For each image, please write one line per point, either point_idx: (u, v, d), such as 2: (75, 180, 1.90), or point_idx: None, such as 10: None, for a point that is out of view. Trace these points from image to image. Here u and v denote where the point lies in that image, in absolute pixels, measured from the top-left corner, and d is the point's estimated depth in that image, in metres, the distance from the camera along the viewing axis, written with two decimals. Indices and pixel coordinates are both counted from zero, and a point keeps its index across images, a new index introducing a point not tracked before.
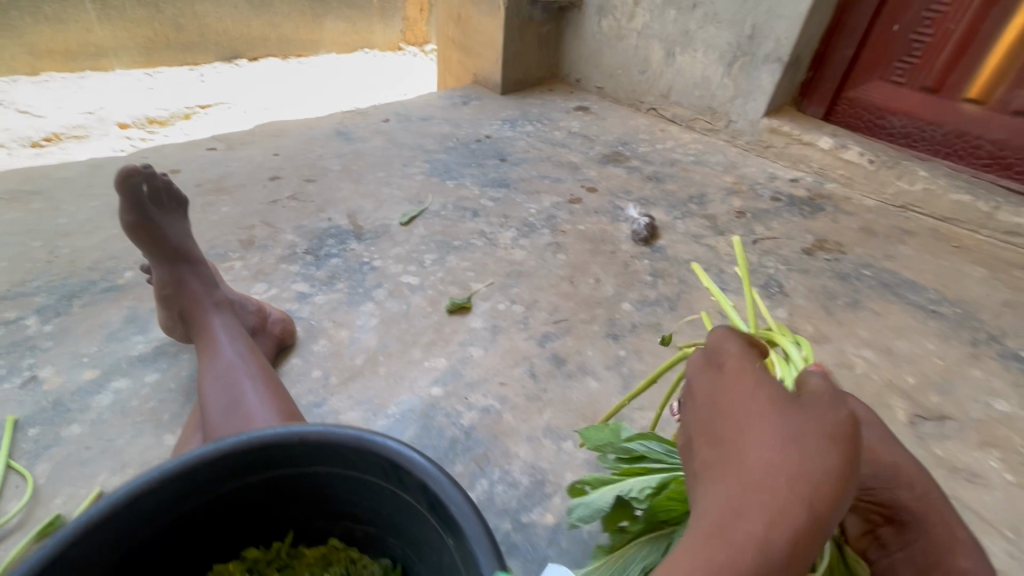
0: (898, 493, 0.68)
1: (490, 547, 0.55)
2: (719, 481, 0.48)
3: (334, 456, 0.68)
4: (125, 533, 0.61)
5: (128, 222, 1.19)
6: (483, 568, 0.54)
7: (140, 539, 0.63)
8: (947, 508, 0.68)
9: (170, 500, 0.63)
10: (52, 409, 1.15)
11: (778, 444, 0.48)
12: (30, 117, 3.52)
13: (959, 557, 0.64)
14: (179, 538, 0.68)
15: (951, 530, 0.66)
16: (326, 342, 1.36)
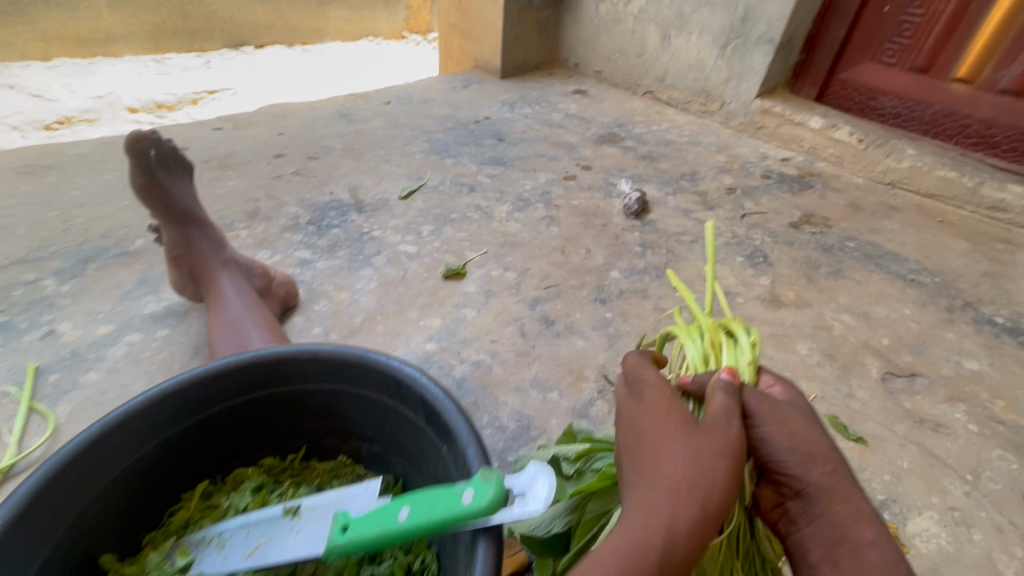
0: (807, 469, 0.59)
1: (478, 444, 0.61)
2: (642, 486, 0.54)
3: (342, 373, 0.75)
4: (156, 429, 0.69)
5: (139, 185, 1.27)
6: (471, 461, 0.60)
7: (169, 437, 0.71)
8: (852, 483, 0.60)
9: (196, 403, 0.71)
10: (70, 358, 1.22)
11: (697, 456, 0.54)
12: (43, 101, 3.62)
13: (864, 529, 0.57)
14: (203, 443, 0.76)
15: (856, 500, 0.59)
16: (327, 303, 1.43)
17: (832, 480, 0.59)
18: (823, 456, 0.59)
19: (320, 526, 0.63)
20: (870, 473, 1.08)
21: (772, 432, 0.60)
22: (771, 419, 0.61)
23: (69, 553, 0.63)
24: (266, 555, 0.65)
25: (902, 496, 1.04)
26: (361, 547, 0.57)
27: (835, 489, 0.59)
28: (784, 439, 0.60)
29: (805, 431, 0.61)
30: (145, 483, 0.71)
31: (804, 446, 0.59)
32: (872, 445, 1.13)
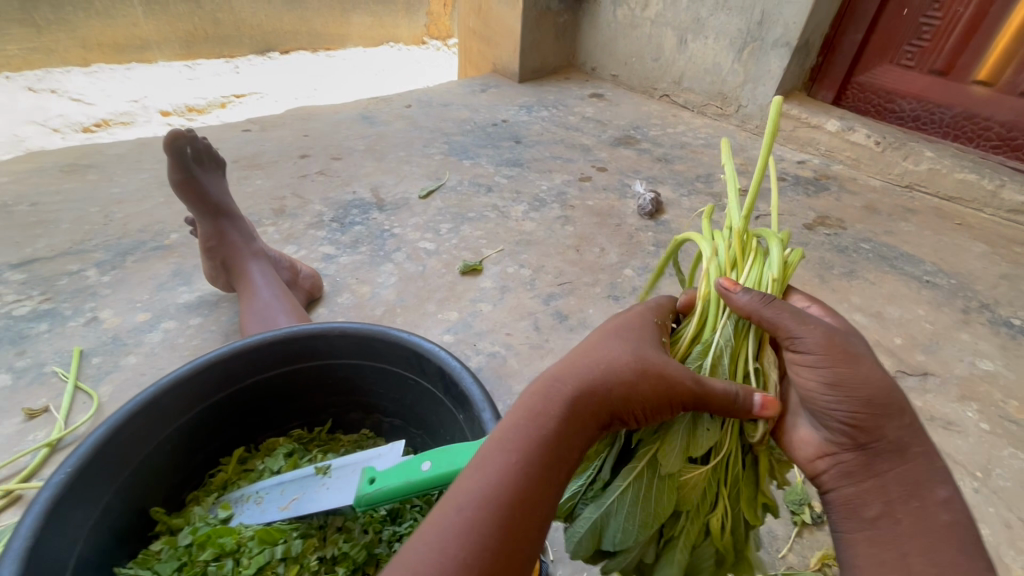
0: (881, 422, 0.56)
1: (494, 411, 0.68)
2: (562, 367, 0.58)
3: (368, 350, 0.83)
4: (203, 395, 0.76)
5: (175, 180, 1.34)
6: (487, 425, 0.67)
7: (214, 403, 0.78)
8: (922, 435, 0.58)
9: (238, 372, 0.78)
10: (111, 343, 1.30)
11: (622, 353, 0.58)
12: (82, 105, 3.78)
13: (938, 486, 0.56)
14: (242, 411, 0.83)
15: (930, 457, 0.57)
16: (350, 296, 1.49)
17: (906, 434, 0.57)
18: (898, 410, 0.56)
19: (349, 479, 0.70)
20: None
21: (854, 386, 0.56)
22: (846, 368, 0.56)
23: (127, 502, 0.70)
24: (301, 507, 0.72)
25: None
26: (389, 497, 0.62)
27: (905, 446, 0.57)
28: (861, 391, 0.56)
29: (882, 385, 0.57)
30: (190, 444, 0.78)
31: (880, 401, 0.56)
32: None
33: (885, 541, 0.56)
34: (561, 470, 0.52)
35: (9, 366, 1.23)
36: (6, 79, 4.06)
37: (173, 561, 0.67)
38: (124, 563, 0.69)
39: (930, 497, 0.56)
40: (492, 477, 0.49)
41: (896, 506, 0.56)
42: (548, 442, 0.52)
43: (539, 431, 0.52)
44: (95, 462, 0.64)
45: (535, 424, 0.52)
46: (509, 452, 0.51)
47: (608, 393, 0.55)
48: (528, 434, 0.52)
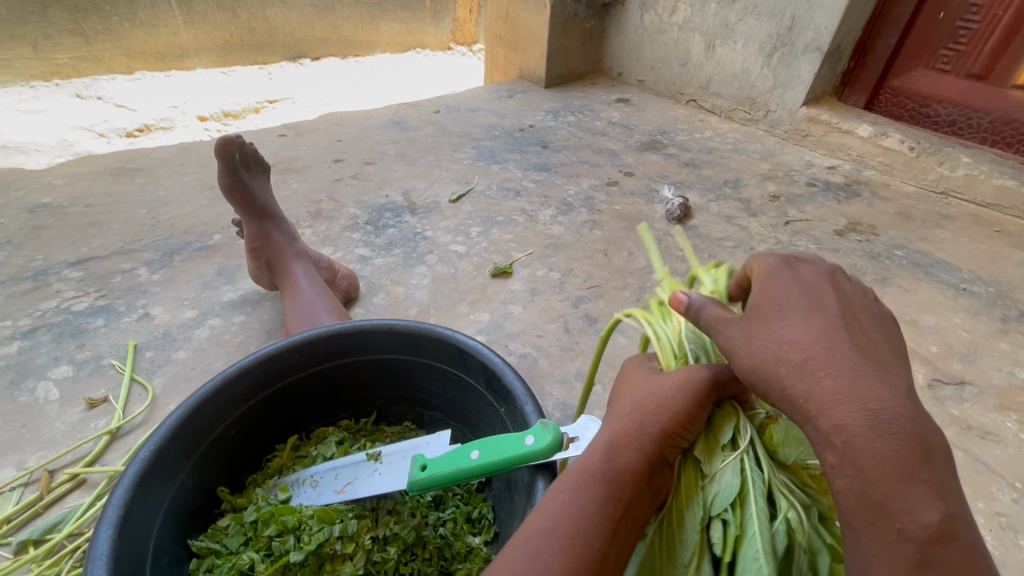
0: (793, 389, 0.54)
1: (536, 406, 0.71)
2: (607, 421, 0.66)
3: (413, 345, 0.87)
4: (262, 386, 0.81)
5: (224, 183, 1.41)
6: (531, 419, 0.71)
7: (272, 394, 0.83)
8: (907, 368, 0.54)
9: (294, 365, 0.83)
10: (163, 338, 1.36)
11: (649, 392, 0.66)
12: (126, 111, 3.96)
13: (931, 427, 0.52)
14: (297, 401, 0.88)
15: (846, 417, 0.50)
16: (384, 296, 1.54)
17: (824, 399, 0.52)
18: (806, 365, 0.54)
19: (402, 467, 0.74)
20: None
21: (754, 349, 0.58)
22: (752, 328, 0.59)
23: (197, 482, 0.75)
24: (356, 491, 0.76)
25: None
26: (440, 482, 0.66)
27: (808, 405, 0.53)
28: (762, 350, 0.57)
29: (793, 336, 0.56)
30: (250, 430, 0.83)
31: (786, 363, 0.55)
32: None
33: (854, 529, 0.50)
34: (620, 502, 0.59)
35: (70, 359, 1.30)
36: (55, 86, 4.26)
37: (240, 536, 0.73)
38: (195, 538, 0.74)
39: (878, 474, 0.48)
40: (553, 511, 0.58)
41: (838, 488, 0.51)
42: (600, 480, 0.60)
43: (590, 472, 0.60)
44: (173, 442, 0.70)
45: (588, 465, 0.61)
46: (566, 494, 0.59)
47: (643, 427, 0.63)
48: (581, 476, 0.60)
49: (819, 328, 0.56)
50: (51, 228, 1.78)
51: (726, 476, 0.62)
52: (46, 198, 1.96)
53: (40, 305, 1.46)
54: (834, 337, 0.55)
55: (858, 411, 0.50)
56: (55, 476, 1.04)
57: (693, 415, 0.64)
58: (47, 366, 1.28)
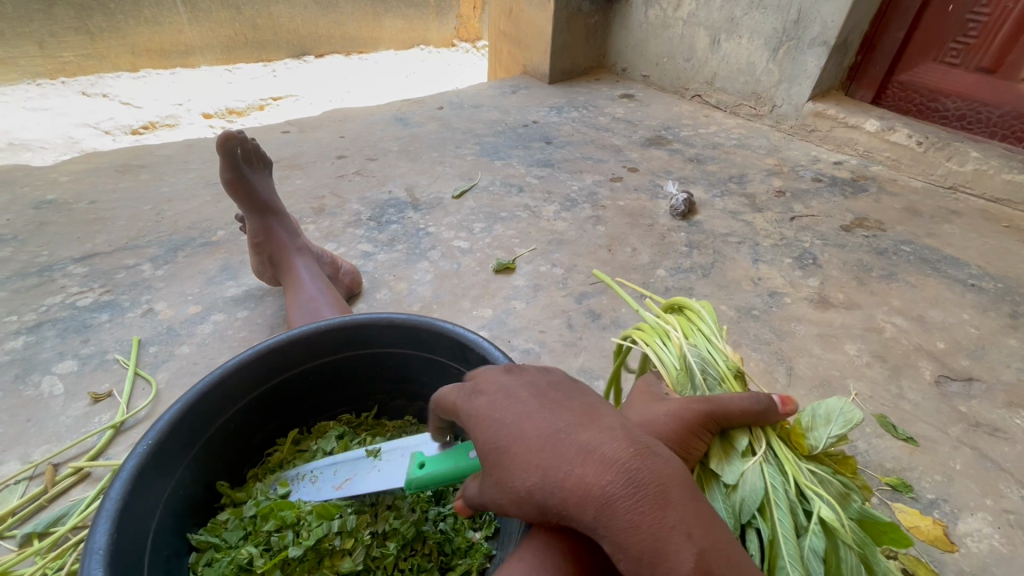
0: (544, 502, 0.53)
1: None
2: None
3: (413, 339, 0.87)
4: (262, 379, 0.81)
5: (227, 179, 1.41)
6: None
7: (272, 388, 0.83)
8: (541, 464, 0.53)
9: (294, 359, 0.83)
10: (167, 333, 1.37)
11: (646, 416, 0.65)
12: (131, 108, 3.98)
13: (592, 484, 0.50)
14: (297, 395, 0.88)
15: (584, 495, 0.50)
16: (387, 292, 1.53)
17: (575, 487, 0.50)
18: (542, 461, 0.53)
19: (399, 461, 0.73)
20: (920, 472, 1.07)
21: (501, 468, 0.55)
22: (498, 445, 0.57)
23: (196, 474, 0.75)
24: (354, 487, 0.74)
25: (953, 496, 1.03)
26: (437, 480, 0.66)
27: (562, 501, 0.51)
28: (514, 474, 0.54)
29: (517, 445, 0.55)
30: (250, 424, 0.83)
31: (529, 479, 0.53)
32: (922, 445, 1.12)
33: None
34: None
35: (75, 353, 1.31)
36: (61, 84, 4.28)
37: (239, 531, 0.74)
38: (195, 531, 0.74)
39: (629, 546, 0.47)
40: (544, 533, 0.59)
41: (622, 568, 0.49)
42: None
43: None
44: (172, 435, 0.70)
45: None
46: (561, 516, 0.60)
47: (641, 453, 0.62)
48: None
49: (542, 413, 0.57)
50: (57, 224, 1.79)
51: (751, 479, 0.65)
52: (51, 194, 1.97)
53: (46, 300, 1.47)
54: (541, 423, 0.56)
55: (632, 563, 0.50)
56: (59, 470, 1.05)
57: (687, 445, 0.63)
58: (52, 361, 1.29)
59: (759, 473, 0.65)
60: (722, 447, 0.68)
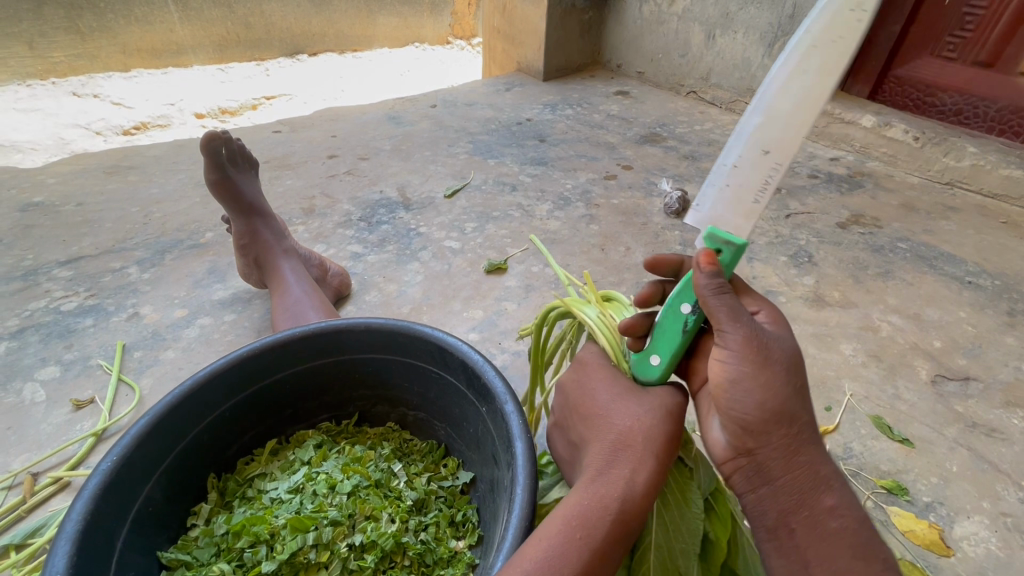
0: (798, 462, 0.57)
1: (514, 406, 0.70)
2: (597, 447, 0.64)
3: (392, 343, 0.85)
4: (240, 386, 0.81)
5: (212, 179, 1.38)
6: (507, 419, 0.70)
7: (252, 394, 0.83)
8: (812, 443, 0.58)
9: (270, 365, 0.82)
10: (152, 338, 1.35)
11: (634, 415, 0.65)
12: (122, 109, 3.95)
13: (822, 494, 0.57)
14: (278, 402, 0.87)
15: (815, 465, 0.58)
16: (377, 294, 1.51)
17: (809, 481, 0.57)
18: (792, 420, 0.57)
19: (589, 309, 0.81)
20: (915, 475, 1.05)
21: (755, 398, 0.57)
22: (777, 379, 0.56)
23: (167, 489, 0.74)
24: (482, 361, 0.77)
25: (949, 499, 1.01)
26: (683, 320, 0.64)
27: (793, 461, 0.57)
28: (756, 405, 0.57)
29: (786, 406, 0.57)
30: (224, 434, 0.82)
31: (787, 435, 0.57)
32: (919, 447, 1.10)
33: (785, 550, 0.58)
34: (624, 528, 0.57)
35: (58, 359, 1.29)
36: (52, 84, 4.25)
37: (211, 547, 0.72)
38: (165, 549, 0.73)
39: (825, 519, 0.56)
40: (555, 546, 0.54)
41: (790, 516, 0.58)
42: (613, 514, 0.57)
43: (607, 507, 0.57)
44: (140, 448, 0.69)
45: (603, 504, 0.58)
46: (572, 531, 0.55)
47: (638, 452, 0.62)
48: (587, 514, 0.57)
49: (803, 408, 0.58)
50: (42, 227, 1.77)
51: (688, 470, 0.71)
52: (37, 196, 1.95)
53: (29, 305, 1.44)
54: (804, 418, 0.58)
55: (808, 511, 0.57)
56: (39, 479, 1.03)
57: (675, 434, 0.65)
58: (34, 367, 1.27)
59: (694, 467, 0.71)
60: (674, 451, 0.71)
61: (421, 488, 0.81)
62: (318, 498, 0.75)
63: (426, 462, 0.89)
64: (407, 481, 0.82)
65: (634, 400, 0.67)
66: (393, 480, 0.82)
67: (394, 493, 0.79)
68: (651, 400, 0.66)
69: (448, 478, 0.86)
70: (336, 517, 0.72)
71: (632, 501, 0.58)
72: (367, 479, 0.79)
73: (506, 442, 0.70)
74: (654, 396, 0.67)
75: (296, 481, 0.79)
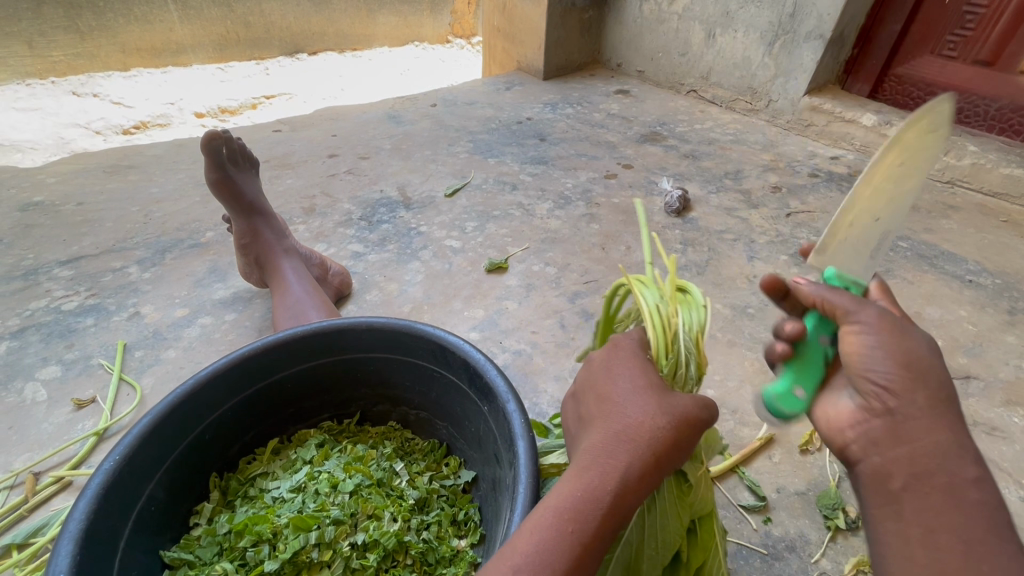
0: (936, 432, 0.55)
1: (517, 405, 0.70)
2: (600, 436, 0.59)
3: (394, 342, 0.85)
4: (241, 385, 0.81)
5: (213, 179, 1.38)
6: (510, 418, 0.70)
7: (253, 393, 0.83)
8: (949, 415, 0.56)
9: (271, 364, 0.82)
10: (153, 337, 1.35)
11: (653, 413, 0.59)
12: (122, 108, 3.95)
13: (960, 464, 0.54)
14: (279, 401, 0.87)
15: (956, 433, 0.55)
16: (377, 293, 1.51)
17: (941, 455, 0.55)
18: (929, 383, 0.55)
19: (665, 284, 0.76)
20: None
21: (905, 359, 0.56)
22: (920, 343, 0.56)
23: (169, 488, 0.74)
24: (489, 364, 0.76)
25: None
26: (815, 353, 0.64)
27: (918, 430, 0.55)
28: (893, 367, 0.55)
29: (929, 371, 0.56)
30: (226, 433, 0.83)
31: (925, 407, 0.55)
32: None
33: (899, 515, 0.55)
34: (612, 530, 0.55)
35: (59, 359, 1.29)
36: (51, 83, 4.24)
37: (214, 547, 0.72)
38: (168, 548, 0.73)
39: (960, 490, 0.53)
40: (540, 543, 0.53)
41: (920, 481, 0.55)
42: (602, 510, 0.55)
43: (597, 502, 0.55)
44: (143, 447, 0.69)
45: (593, 500, 0.55)
46: (561, 525, 0.54)
47: (645, 455, 0.57)
48: (576, 509, 0.54)
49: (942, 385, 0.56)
50: (43, 227, 1.77)
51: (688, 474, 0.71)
52: (38, 196, 1.95)
53: (30, 304, 1.44)
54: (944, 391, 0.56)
55: (945, 480, 0.54)
56: (41, 479, 1.03)
57: (686, 439, 0.60)
58: (35, 367, 1.27)
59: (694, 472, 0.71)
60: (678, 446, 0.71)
61: (423, 487, 0.81)
62: (320, 497, 0.75)
63: (428, 461, 0.89)
64: (409, 480, 0.82)
65: (653, 396, 0.61)
66: (396, 479, 0.82)
67: (396, 492, 0.79)
68: (670, 402, 0.60)
69: (450, 477, 0.86)
70: (338, 516, 0.72)
71: (623, 500, 0.55)
72: (370, 478, 0.79)
73: (508, 440, 0.70)
74: (675, 399, 0.61)
75: (298, 480, 0.79)
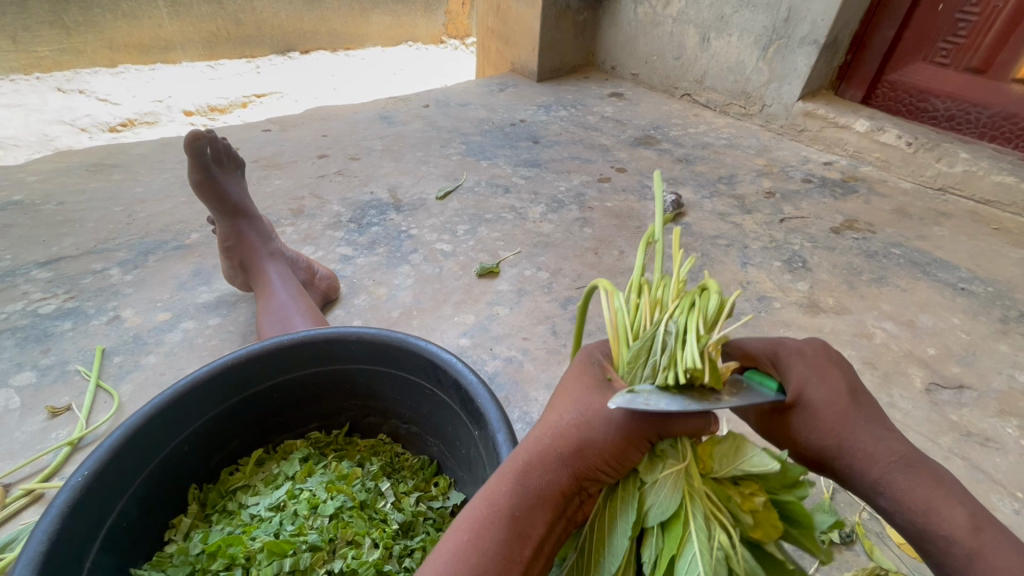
0: (836, 452, 0.52)
1: (507, 435, 0.67)
2: (528, 437, 0.54)
3: (384, 354, 0.83)
4: (207, 406, 0.77)
5: (196, 180, 1.34)
6: (499, 447, 0.66)
7: (219, 413, 0.79)
8: (853, 414, 0.52)
9: (236, 380, 0.78)
10: (132, 342, 1.31)
11: (577, 411, 0.53)
12: (109, 105, 3.90)
13: (885, 471, 0.49)
14: (242, 418, 0.83)
15: (863, 434, 0.51)
16: (366, 297, 1.48)
17: (868, 462, 0.50)
18: (805, 410, 0.53)
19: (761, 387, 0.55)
20: None
21: (812, 416, 0.53)
22: (805, 367, 0.54)
23: (142, 504, 0.71)
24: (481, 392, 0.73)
25: None
26: None
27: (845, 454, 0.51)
28: (779, 419, 0.55)
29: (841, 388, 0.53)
30: (207, 447, 0.80)
31: (823, 436, 0.52)
32: None
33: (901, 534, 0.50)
34: (525, 539, 0.48)
35: (34, 365, 1.25)
36: (37, 79, 4.19)
37: (185, 567, 0.69)
38: (140, 566, 0.70)
39: (943, 468, 0.49)
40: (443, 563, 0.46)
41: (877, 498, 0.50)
42: (505, 514, 0.49)
43: (495, 507, 0.49)
44: (112, 465, 0.65)
45: (495, 503, 0.49)
46: (462, 537, 0.47)
47: (565, 460, 0.52)
48: (485, 511, 0.49)
49: (821, 390, 0.53)
50: (21, 227, 1.72)
51: (665, 492, 0.53)
52: (18, 194, 1.90)
53: (6, 307, 1.40)
54: (829, 401, 0.52)
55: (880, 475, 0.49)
56: (11, 491, 0.99)
57: (626, 453, 0.53)
58: (9, 372, 1.22)
59: (677, 486, 0.52)
60: (649, 452, 0.56)
61: (408, 509, 0.78)
62: (298, 519, 0.73)
63: (417, 480, 0.86)
64: (394, 501, 0.79)
65: (597, 395, 0.54)
66: (380, 500, 0.79)
67: (379, 516, 0.76)
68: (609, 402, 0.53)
69: (439, 498, 0.83)
70: (316, 542, 0.70)
71: (534, 502, 0.50)
72: (352, 500, 0.76)
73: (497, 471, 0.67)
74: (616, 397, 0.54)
75: (278, 497, 0.76)
